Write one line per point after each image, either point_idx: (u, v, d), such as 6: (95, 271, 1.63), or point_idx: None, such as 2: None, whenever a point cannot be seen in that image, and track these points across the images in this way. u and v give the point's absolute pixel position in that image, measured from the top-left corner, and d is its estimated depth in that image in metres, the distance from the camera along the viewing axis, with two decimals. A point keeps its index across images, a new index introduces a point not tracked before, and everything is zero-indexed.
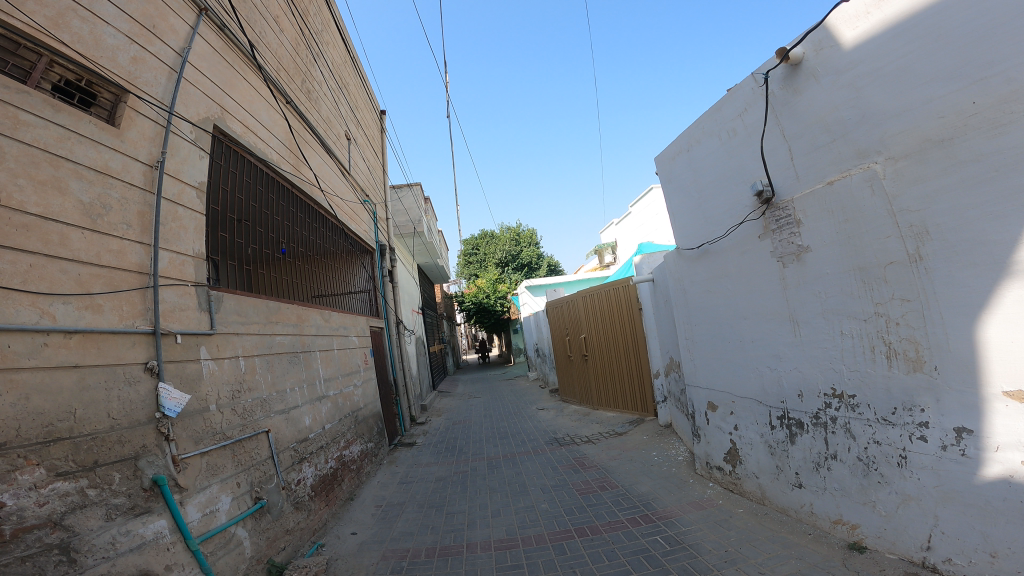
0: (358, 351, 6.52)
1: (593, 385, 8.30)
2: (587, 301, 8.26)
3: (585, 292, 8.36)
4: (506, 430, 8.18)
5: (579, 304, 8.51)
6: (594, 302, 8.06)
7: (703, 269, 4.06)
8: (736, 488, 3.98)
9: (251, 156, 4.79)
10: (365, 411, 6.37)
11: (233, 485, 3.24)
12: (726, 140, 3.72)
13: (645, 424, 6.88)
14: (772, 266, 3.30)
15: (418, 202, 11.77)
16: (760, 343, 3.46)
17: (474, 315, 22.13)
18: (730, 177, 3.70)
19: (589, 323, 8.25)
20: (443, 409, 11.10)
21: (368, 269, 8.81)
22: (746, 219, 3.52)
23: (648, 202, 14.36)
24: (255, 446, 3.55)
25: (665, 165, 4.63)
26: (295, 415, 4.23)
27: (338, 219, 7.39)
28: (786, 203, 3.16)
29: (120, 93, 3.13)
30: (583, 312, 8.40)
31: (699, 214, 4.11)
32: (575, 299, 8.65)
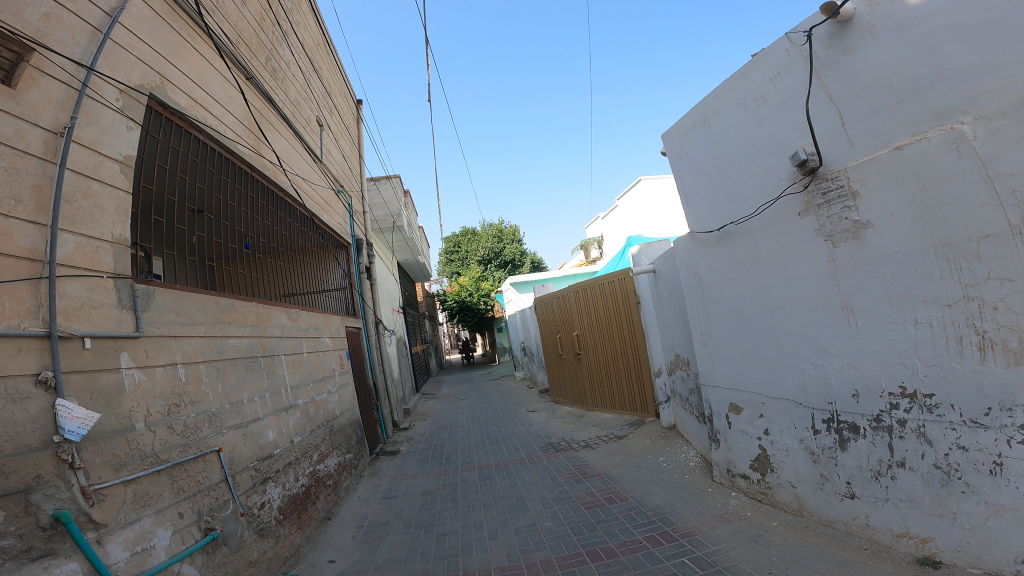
0: (332, 355, 5.90)
1: (588, 386, 7.80)
2: (579, 296, 7.75)
3: (577, 287, 7.85)
4: (497, 435, 7.62)
5: (571, 299, 7.99)
6: (587, 298, 7.56)
7: (724, 254, 3.57)
8: (765, 498, 3.52)
9: (203, 136, 4.16)
10: (341, 421, 5.76)
11: (173, 517, 2.64)
12: (753, 109, 3.25)
13: (646, 427, 6.40)
14: (818, 247, 2.84)
15: (397, 195, 11.12)
16: (801, 336, 3.00)
17: (456, 314, 21.49)
18: (759, 149, 3.22)
19: (582, 320, 7.74)
20: (428, 413, 10.47)
21: (343, 267, 8.18)
22: (782, 194, 3.05)
23: (635, 195, 13.90)
24: (203, 468, 2.94)
25: (675, 141, 4.13)
26: (256, 430, 3.62)
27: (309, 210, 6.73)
28: (835, 176, 2.71)
29: (24, 52, 2.47)
30: (575, 309, 7.88)
31: (719, 193, 3.62)
32: (566, 294, 8.12)
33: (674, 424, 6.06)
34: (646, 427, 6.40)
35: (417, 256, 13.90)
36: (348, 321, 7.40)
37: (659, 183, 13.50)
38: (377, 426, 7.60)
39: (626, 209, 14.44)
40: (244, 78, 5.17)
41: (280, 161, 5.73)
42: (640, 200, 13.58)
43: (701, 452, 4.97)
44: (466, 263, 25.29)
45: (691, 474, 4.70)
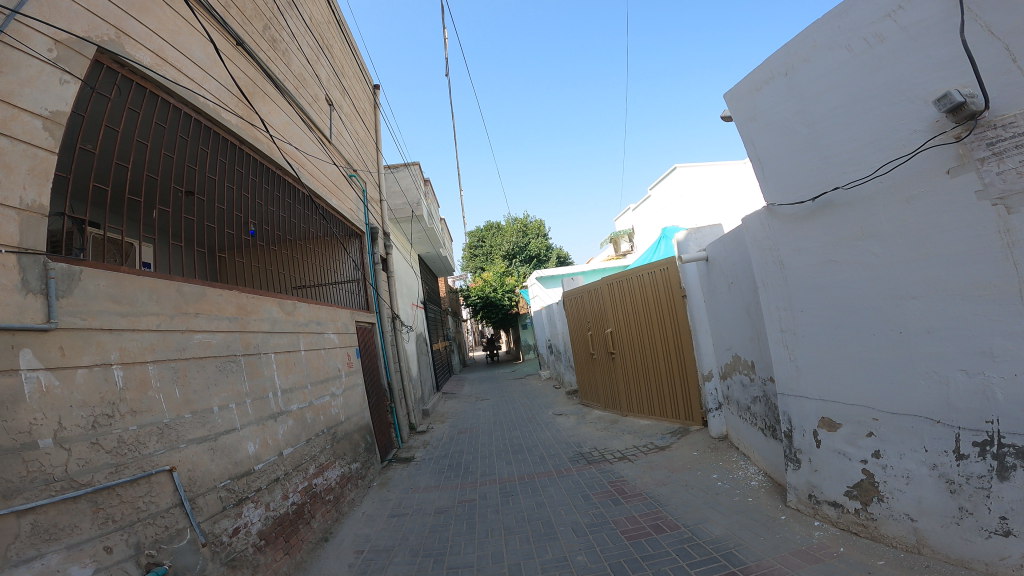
0: (338, 352, 5.28)
1: (622, 389, 7.03)
2: (614, 291, 6.98)
3: (610, 279, 7.08)
4: (521, 442, 6.92)
5: (605, 293, 7.21)
6: (623, 291, 6.79)
7: (821, 231, 2.86)
8: (863, 533, 2.78)
9: (172, 100, 3.62)
10: (347, 428, 5.15)
11: (97, 551, 2.03)
12: (862, 51, 2.54)
13: (691, 438, 5.61)
14: (982, 216, 2.15)
15: (416, 184, 10.50)
16: (951, 334, 2.29)
17: (480, 311, 20.85)
18: (876, 100, 2.50)
19: (617, 316, 6.97)
20: (448, 415, 9.84)
21: (357, 258, 7.61)
22: (921, 147, 2.32)
23: (670, 183, 12.95)
24: (149, 492, 2.32)
25: (741, 102, 3.37)
26: (231, 443, 3.00)
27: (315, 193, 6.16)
28: (1009, 122, 2.04)
29: None
30: (609, 303, 7.12)
31: (811, 156, 2.88)
32: (599, 287, 7.35)
33: (727, 436, 5.25)
34: (691, 438, 5.60)
35: (438, 250, 13.28)
36: (362, 315, 6.82)
37: (698, 169, 12.40)
38: (390, 429, 6.98)
39: (661, 198, 13.39)
40: (233, 43, 4.59)
41: (276, 136, 5.16)
42: (677, 189, 12.52)
43: (767, 471, 4.18)
44: (490, 258, 24.64)
45: (755, 498, 3.91)
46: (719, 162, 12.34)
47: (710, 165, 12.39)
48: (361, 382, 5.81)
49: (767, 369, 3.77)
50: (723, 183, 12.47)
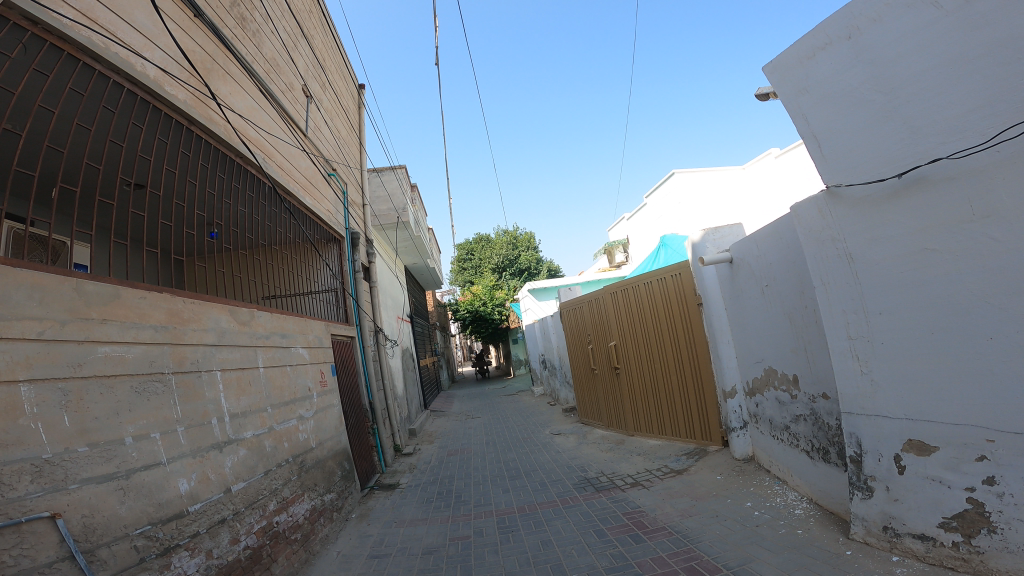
0: (310, 369, 4.60)
1: (629, 406, 6.40)
2: (617, 299, 6.43)
3: (613, 287, 6.53)
4: (519, 465, 6.23)
5: (609, 302, 6.61)
6: (629, 299, 6.20)
7: (912, 217, 2.47)
8: (964, 569, 2.30)
9: (99, 67, 3.02)
10: (320, 455, 4.43)
11: None
12: (955, 7, 2.22)
13: (711, 459, 4.99)
14: None
15: (403, 189, 9.90)
16: None
17: (469, 325, 20.14)
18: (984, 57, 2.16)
19: (623, 326, 6.36)
20: (436, 435, 9.10)
21: (335, 266, 6.94)
22: None
23: (665, 192, 12.49)
24: (18, 543, 1.85)
25: (790, 72, 2.98)
26: (146, 482, 2.41)
27: (289, 191, 5.56)
28: None
29: None
30: (614, 313, 6.52)
31: (893, 128, 2.52)
32: (602, 295, 6.75)
33: (755, 457, 4.67)
34: (710, 459, 4.99)
35: (425, 261, 12.64)
36: (342, 328, 6.14)
37: (696, 176, 11.87)
38: (372, 454, 6.28)
39: (656, 206, 12.85)
40: (188, 13, 4.02)
41: (239, 122, 4.58)
42: (674, 196, 11.97)
43: (812, 498, 3.62)
44: (479, 271, 24.01)
45: (805, 529, 3.31)
46: (717, 168, 11.84)
47: (707, 171, 11.89)
48: (337, 402, 5.12)
49: (824, 382, 3.20)
50: (720, 189, 11.96)
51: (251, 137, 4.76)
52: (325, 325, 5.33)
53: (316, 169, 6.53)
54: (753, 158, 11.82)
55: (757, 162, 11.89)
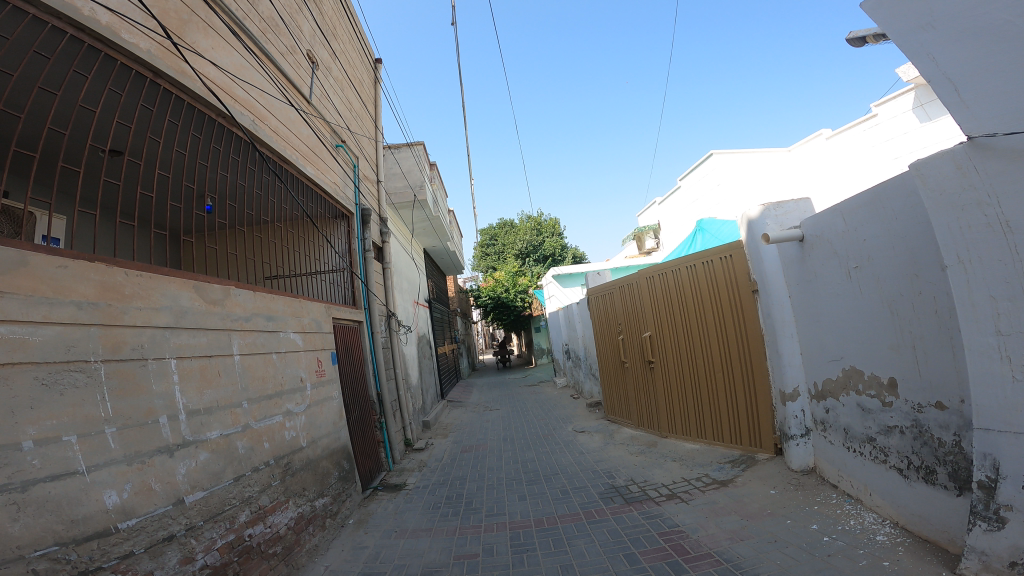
0: (306, 357, 4.05)
1: (665, 405, 5.70)
2: (653, 284, 5.73)
3: (648, 272, 5.83)
4: (538, 468, 5.60)
5: (644, 287, 5.91)
6: (668, 283, 5.49)
7: None
8: None
9: (35, 12, 2.54)
10: (311, 454, 3.88)
11: None
12: None
13: (762, 471, 4.27)
14: None
15: (421, 166, 9.29)
16: None
17: (491, 312, 19.58)
18: None
19: (660, 314, 5.65)
20: (451, 427, 8.57)
21: (344, 245, 6.38)
22: None
23: (700, 173, 11.51)
24: None
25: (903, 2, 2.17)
26: (51, 496, 1.89)
27: (290, 162, 4.99)
28: None
29: None
30: (650, 299, 5.81)
31: None
32: (637, 280, 6.04)
33: (818, 469, 3.91)
34: (760, 470, 4.27)
35: (445, 244, 12.04)
36: (350, 311, 5.58)
37: (737, 157, 10.88)
38: (378, 448, 5.76)
39: (692, 190, 11.90)
40: None
41: (222, 82, 4.01)
42: (712, 178, 11.04)
43: (902, 524, 2.91)
44: (503, 257, 23.36)
45: (896, 560, 2.66)
46: (761, 149, 10.78)
47: (750, 152, 10.85)
48: (337, 394, 4.57)
49: (954, 385, 2.47)
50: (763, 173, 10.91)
51: (238, 99, 4.20)
52: (328, 307, 4.77)
53: (323, 139, 5.96)
54: (800, 140, 10.62)
55: (803, 144, 10.70)
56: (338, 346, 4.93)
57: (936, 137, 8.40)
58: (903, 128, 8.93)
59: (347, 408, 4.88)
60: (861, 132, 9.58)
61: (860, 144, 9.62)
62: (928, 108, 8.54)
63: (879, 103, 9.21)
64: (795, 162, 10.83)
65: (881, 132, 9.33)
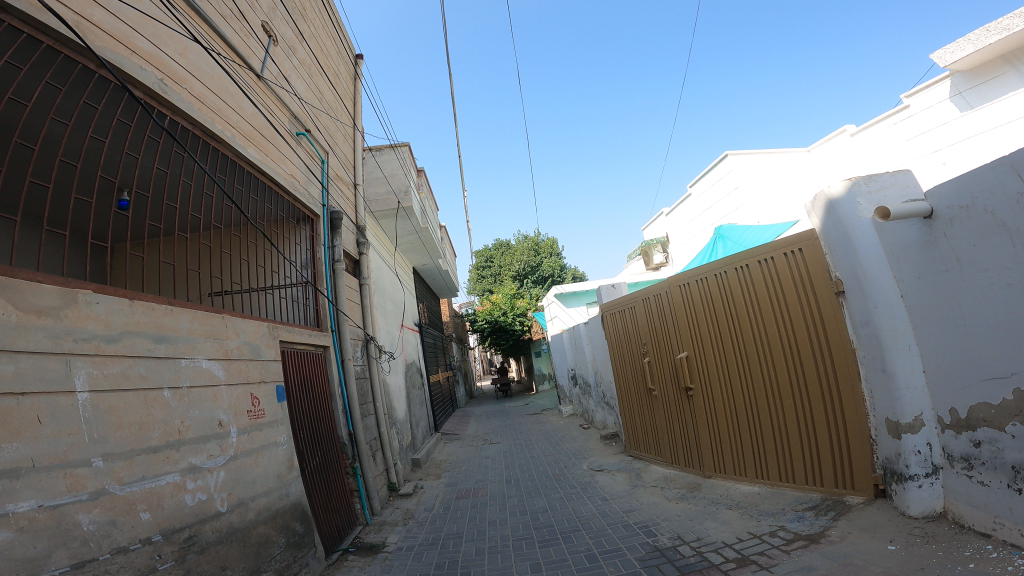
0: (239, 395, 2.98)
1: (708, 438, 4.61)
2: (689, 290, 4.72)
3: (680, 276, 4.80)
4: (553, 522, 4.45)
5: (676, 295, 4.88)
6: (710, 287, 4.47)
7: None
8: None
9: None
10: (237, 518, 2.78)
11: None
12: None
13: (859, 524, 3.17)
14: None
15: (406, 169, 8.31)
16: None
17: (488, 336, 18.43)
18: None
19: (699, 326, 4.62)
20: (445, 466, 7.36)
21: (317, 255, 5.23)
22: None
23: (715, 179, 10.54)
24: None
25: None
26: None
27: (229, 142, 3.89)
28: None
29: None
30: (684, 310, 4.78)
31: None
32: (667, 287, 5.01)
33: (950, 514, 2.89)
34: (861, 519, 3.21)
35: (437, 262, 11.00)
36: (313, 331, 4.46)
37: (755, 157, 9.90)
38: (349, 499, 4.59)
39: (705, 196, 10.90)
40: None
41: (117, 27, 2.95)
42: (730, 181, 10.01)
43: None
44: (500, 279, 22.35)
45: None
46: (780, 149, 9.94)
47: (768, 153, 9.96)
48: (288, 438, 3.44)
49: None
50: (784, 174, 9.95)
51: (147, 55, 3.14)
52: (277, 328, 3.65)
53: (280, 125, 4.94)
54: (821, 139, 10.00)
55: (824, 143, 10.06)
56: (293, 372, 3.84)
57: (981, 126, 7.81)
58: (940, 119, 8.46)
59: (301, 451, 3.75)
60: (892, 126, 8.99)
61: (890, 139, 9.02)
62: (968, 97, 8.46)
63: (911, 93, 8.77)
64: (816, 164, 10.17)
65: (914, 124, 8.77)
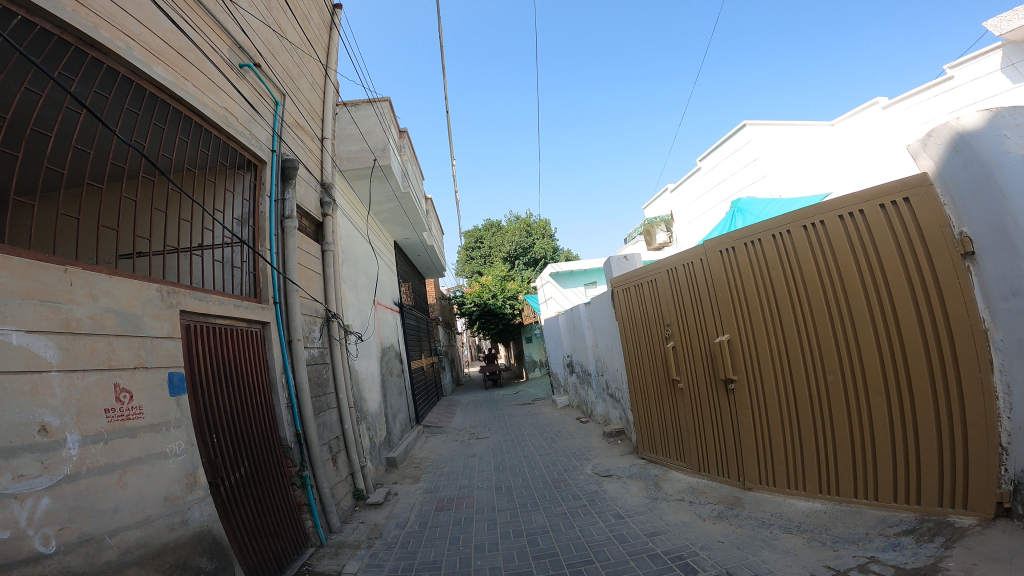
0: (97, 389, 2.07)
1: (750, 440, 3.67)
2: (735, 259, 3.74)
3: (726, 245, 3.81)
4: (556, 549, 3.50)
5: (714, 264, 3.90)
6: (764, 252, 3.51)
7: None
8: None
9: None
10: (80, 562, 1.88)
11: None
12: None
13: (987, 553, 2.21)
14: None
15: (385, 126, 7.17)
16: None
17: (476, 320, 17.39)
18: None
19: (745, 301, 3.65)
20: (425, 466, 6.37)
21: (265, 208, 4.12)
22: None
23: (727, 151, 9.52)
24: None
25: None
26: None
27: (121, 57, 2.75)
28: None
29: None
30: (724, 281, 3.81)
31: None
32: (703, 254, 4.02)
33: None
34: (986, 545, 2.26)
35: (421, 235, 9.92)
36: (243, 300, 3.35)
37: (776, 128, 8.91)
38: (295, 514, 3.57)
39: (717, 170, 9.87)
40: None
41: None
42: (747, 153, 9.00)
43: None
44: (490, 261, 21.28)
45: None
46: (803, 121, 8.99)
47: (791, 124, 8.99)
48: (182, 448, 2.45)
49: None
50: (806, 148, 8.98)
51: None
52: (178, 295, 2.63)
53: (217, 50, 3.78)
54: (848, 111, 9.06)
55: (851, 116, 9.14)
56: (203, 354, 2.80)
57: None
58: (990, 90, 7.65)
59: (214, 461, 2.73)
60: (932, 98, 8.19)
61: (930, 112, 8.15)
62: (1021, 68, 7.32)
63: (957, 63, 7.93)
64: (839, 139, 9.29)
65: (959, 97, 7.99)
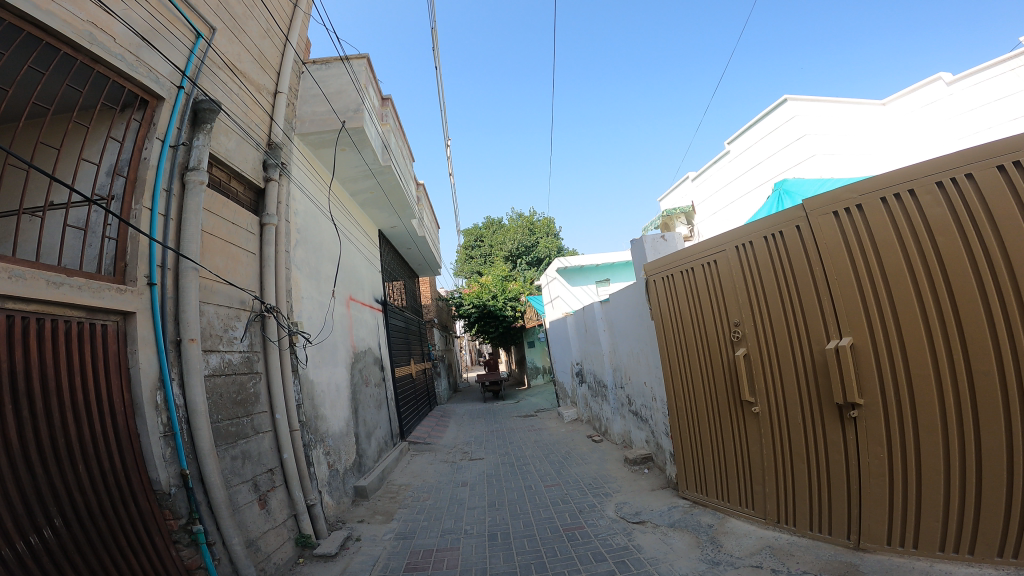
0: None
1: (876, 486, 2.41)
2: (856, 222, 2.46)
3: (839, 200, 2.53)
4: None
5: (819, 231, 2.63)
6: (920, 208, 2.23)
7: None
8: None
9: None
10: None
11: None
12: None
13: None
14: None
15: (360, 86, 5.97)
16: None
17: (475, 323, 16.15)
18: None
19: (874, 281, 2.38)
20: (403, 496, 5.13)
21: (152, 154, 2.87)
22: None
23: (762, 130, 8.33)
24: None
25: None
26: None
27: None
28: None
29: None
30: (837, 255, 2.53)
31: None
32: (800, 220, 2.74)
33: None
34: None
35: (409, 223, 8.73)
36: (72, 275, 2.13)
37: (822, 105, 7.72)
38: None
39: (750, 153, 8.65)
40: None
41: None
42: (789, 131, 7.76)
43: None
44: (491, 261, 20.09)
45: None
46: (851, 98, 7.79)
47: (837, 101, 7.79)
48: None
49: None
50: (855, 128, 7.74)
51: None
52: None
53: None
54: (904, 89, 7.88)
55: (906, 95, 7.96)
56: None
57: None
58: None
59: None
60: (1009, 73, 7.03)
61: (1008, 86, 7.01)
62: None
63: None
64: (890, 122, 8.10)
65: None
